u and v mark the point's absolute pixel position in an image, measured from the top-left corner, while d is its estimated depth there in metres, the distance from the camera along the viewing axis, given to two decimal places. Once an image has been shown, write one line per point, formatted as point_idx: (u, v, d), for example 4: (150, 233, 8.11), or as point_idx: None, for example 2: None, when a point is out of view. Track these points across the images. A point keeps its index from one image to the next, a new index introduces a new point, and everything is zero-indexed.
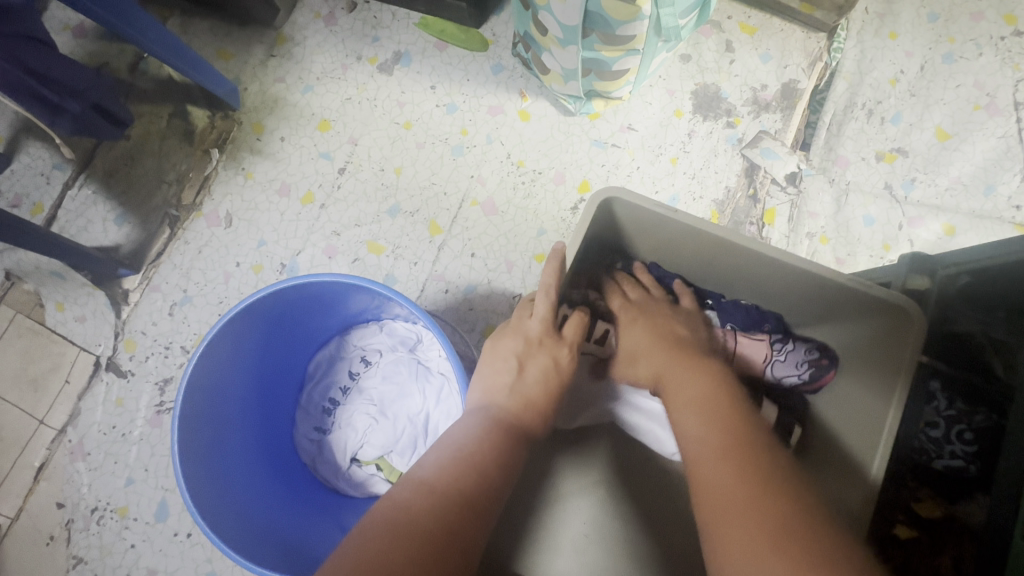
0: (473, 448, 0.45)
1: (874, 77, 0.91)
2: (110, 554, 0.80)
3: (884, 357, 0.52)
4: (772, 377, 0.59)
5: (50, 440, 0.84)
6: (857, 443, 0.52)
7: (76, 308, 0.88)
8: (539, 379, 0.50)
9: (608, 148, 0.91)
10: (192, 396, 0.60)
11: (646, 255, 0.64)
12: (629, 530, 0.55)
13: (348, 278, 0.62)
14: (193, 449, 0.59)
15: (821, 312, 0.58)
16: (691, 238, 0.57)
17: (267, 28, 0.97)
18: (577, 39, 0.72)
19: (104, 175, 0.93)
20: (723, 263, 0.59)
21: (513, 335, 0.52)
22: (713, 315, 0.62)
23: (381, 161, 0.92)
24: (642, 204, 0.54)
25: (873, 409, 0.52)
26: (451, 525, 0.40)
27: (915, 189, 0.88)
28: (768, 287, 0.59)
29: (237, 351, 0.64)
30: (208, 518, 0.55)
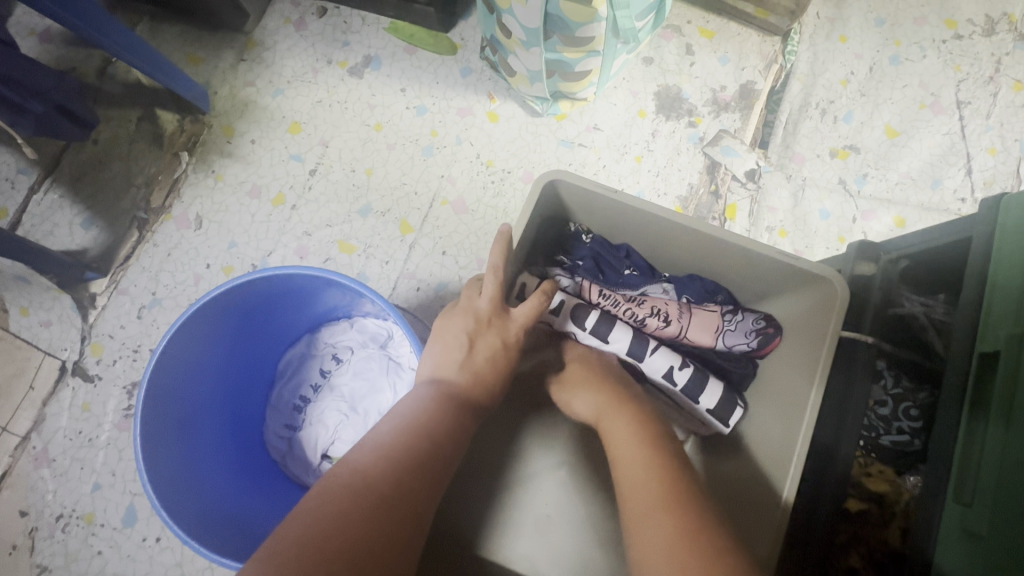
0: (427, 418, 0.47)
1: (826, 78, 0.96)
2: (75, 561, 0.79)
3: (816, 326, 0.53)
4: (723, 347, 0.60)
5: (14, 447, 0.83)
6: (790, 410, 0.53)
7: (41, 312, 0.87)
8: (487, 357, 0.52)
9: (575, 147, 0.94)
10: (156, 387, 0.59)
11: (605, 237, 0.64)
12: (590, 508, 0.59)
13: (315, 271, 0.62)
14: (155, 439, 0.59)
15: (763, 289, 0.59)
16: (635, 219, 0.58)
17: (237, 33, 0.98)
18: (539, 41, 0.75)
19: (70, 179, 0.92)
20: (668, 242, 0.60)
21: (463, 315, 0.53)
22: (668, 290, 0.63)
23: (352, 162, 0.93)
24: (584, 186, 0.56)
25: (805, 374, 0.52)
26: (408, 487, 0.42)
27: (867, 184, 0.92)
28: (714, 266, 0.60)
29: (201, 346, 0.64)
30: (172, 507, 0.55)
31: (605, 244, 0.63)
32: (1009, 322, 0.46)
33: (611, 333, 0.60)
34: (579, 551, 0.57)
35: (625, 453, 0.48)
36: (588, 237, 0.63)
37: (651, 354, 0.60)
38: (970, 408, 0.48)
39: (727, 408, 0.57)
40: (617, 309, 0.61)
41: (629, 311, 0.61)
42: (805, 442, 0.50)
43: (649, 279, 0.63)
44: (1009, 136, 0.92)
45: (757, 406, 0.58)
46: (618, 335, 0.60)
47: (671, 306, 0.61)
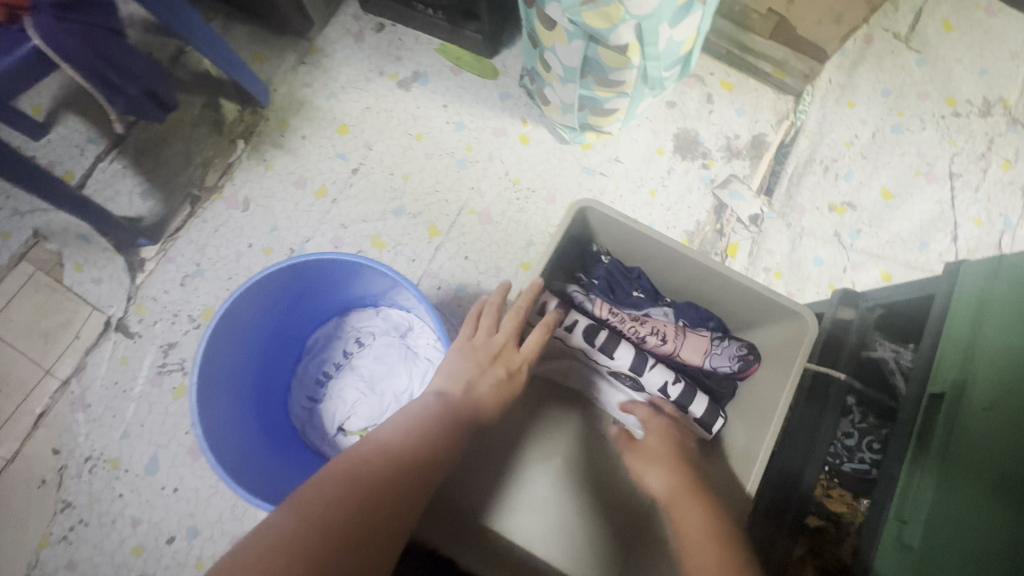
0: (423, 421, 0.53)
1: (832, 139, 1.04)
2: (98, 501, 0.86)
3: (788, 355, 0.58)
4: (709, 367, 0.66)
5: (53, 390, 0.90)
6: (762, 419, 0.58)
7: (94, 270, 0.95)
8: (491, 390, 0.58)
9: (596, 175, 1.02)
10: (214, 343, 0.67)
11: (620, 260, 0.71)
12: (580, 493, 0.67)
13: (356, 258, 0.71)
14: (208, 388, 0.66)
15: (749, 318, 0.65)
16: (648, 248, 0.66)
17: (300, 38, 1.08)
18: (575, 78, 0.84)
19: (134, 152, 1.00)
20: (674, 272, 0.67)
21: (481, 344, 0.60)
22: (668, 312, 0.69)
23: (391, 166, 1.02)
24: (610, 215, 0.64)
25: (774, 393, 0.58)
26: (396, 485, 0.47)
27: (860, 239, 1.00)
28: (710, 296, 0.67)
29: (253, 313, 0.72)
30: (213, 446, 0.62)
31: (619, 266, 0.70)
32: (952, 370, 0.55)
33: (616, 351, 0.65)
34: (565, 530, 0.65)
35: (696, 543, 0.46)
36: (607, 257, 0.70)
37: (649, 369, 0.65)
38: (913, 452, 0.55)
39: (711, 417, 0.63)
40: (623, 326, 0.67)
41: (633, 328, 0.67)
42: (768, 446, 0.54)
43: (653, 302, 0.70)
44: (995, 210, 1.00)
45: (736, 417, 0.64)
46: (622, 353, 0.65)
47: (669, 327, 0.67)
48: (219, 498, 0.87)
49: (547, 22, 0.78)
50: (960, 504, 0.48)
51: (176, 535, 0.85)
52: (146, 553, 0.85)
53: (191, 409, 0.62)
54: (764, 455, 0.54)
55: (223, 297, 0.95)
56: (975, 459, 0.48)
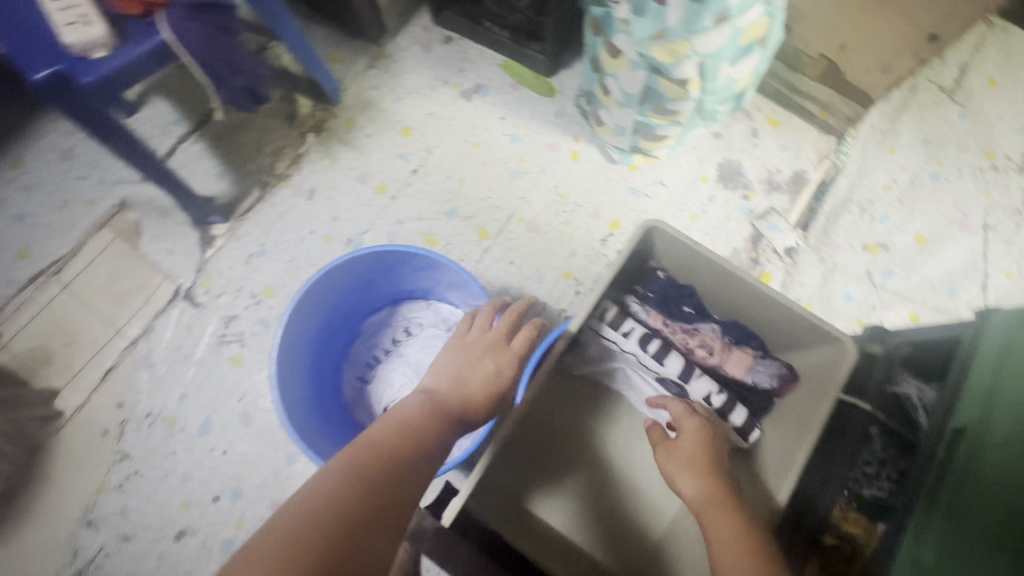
0: (409, 419, 0.60)
1: (870, 181, 1.09)
2: (153, 455, 0.93)
3: (822, 379, 0.63)
4: (751, 382, 0.70)
5: (121, 348, 0.97)
6: (797, 436, 0.62)
7: (168, 242, 1.02)
8: (481, 381, 0.67)
9: (640, 196, 1.07)
10: (294, 317, 0.74)
11: (674, 276, 0.75)
12: (614, 474, 0.76)
13: (428, 253, 0.77)
14: (285, 357, 0.73)
15: (792, 340, 0.69)
16: (704, 267, 0.69)
17: (372, 43, 1.15)
18: (634, 104, 0.90)
19: (212, 136, 1.08)
20: (725, 292, 0.71)
21: (476, 340, 0.71)
22: (715, 329, 0.74)
23: (448, 170, 1.08)
24: (674, 234, 0.67)
25: (808, 415, 0.62)
26: (385, 476, 0.53)
27: (891, 279, 1.03)
28: (759, 316, 0.70)
29: (327, 295, 0.79)
30: (282, 397, 0.70)
31: (673, 283, 0.75)
32: (975, 407, 0.59)
33: (667, 358, 0.71)
34: (603, 506, 0.75)
35: (727, 549, 0.53)
36: (662, 273, 0.75)
37: (695, 377, 0.70)
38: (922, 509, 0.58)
39: (748, 426, 0.68)
40: (675, 337, 0.73)
41: (683, 339, 0.73)
42: (799, 469, 0.58)
43: (703, 317, 0.74)
44: None
45: (772, 430, 0.68)
46: (672, 361, 0.71)
47: (716, 342, 0.72)
48: (263, 465, 0.93)
49: (613, 51, 0.84)
50: (963, 559, 0.51)
51: (220, 495, 0.91)
52: (193, 508, 0.91)
53: (271, 373, 0.69)
54: (799, 469, 0.58)
55: (282, 278, 1.02)
56: (982, 525, 0.52)
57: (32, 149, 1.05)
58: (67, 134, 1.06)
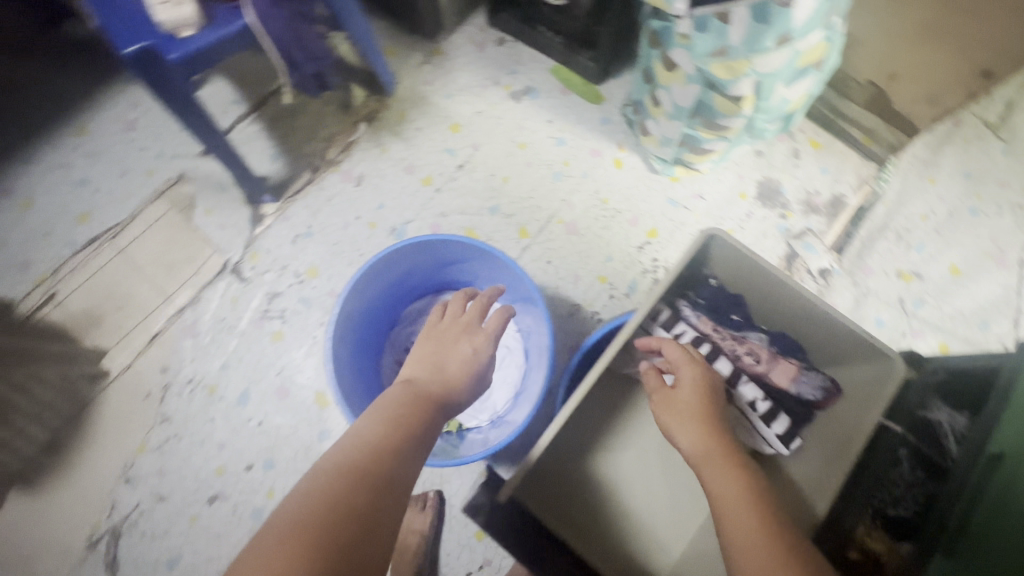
0: (398, 411, 0.62)
1: (908, 210, 1.10)
2: (192, 420, 0.96)
3: (868, 396, 0.66)
4: (795, 394, 0.70)
5: (169, 315, 1.01)
6: (844, 450, 0.66)
7: (220, 216, 1.06)
8: (458, 366, 0.70)
9: (679, 208, 1.09)
10: (349, 297, 0.78)
11: (726, 286, 0.75)
12: (654, 477, 0.75)
13: (482, 244, 0.82)
14: (338, 335, 0.77)
15: (839, 354, 0.70)
16: (760, 277, 0.70)
17: (428, 40, 1.18)
18: (684, 117, 0.92)
19: (269, 118, 1.12)
20: (776, 302, 0.71)
21: (450, 327, 0.74)
22: (763, 339, 0.74)
23: (493, 168, 1.11)
24: (733, 242, 0.68)
25: (853, 429, 0.66)
26: (382, 468, 0.55)
27: (923, 308, 1.04)
28: (810, 329, 0.71)
29: (379, 279, 0.83)
30: (336, 368, 0.74)
31: (725, 292, 0.75)
32: (1011, 430, 0.60)
33: (715, 362, 0.72)
34: (642, 509, 0.74)
35: (736, 503, 0.55)
36: (714, 281, 0.75)
37: (742, 383, 0.71)
38: (947, 535, 0.61)
39: (789, 435, 0.69)
40: (724, 342, 0.73)
41: (731, 346, 0.73)
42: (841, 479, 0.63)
43: (751, 326, 0.75)
44: None
45: (811, 441, 0.71)
46: (720, 366, 0.71)
47: (764, 350, 0.72)
48: (297, 439, 0.96)
49: (669, 64, 0.87)
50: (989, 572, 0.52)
51: (254, 464, 0.94)
52: (227, 475, 0.94)
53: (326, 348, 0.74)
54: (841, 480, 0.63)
55: (326, 260, 1.05)
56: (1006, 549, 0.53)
57: (98, 119, 1.09)
58: (132, 107, 1.11)
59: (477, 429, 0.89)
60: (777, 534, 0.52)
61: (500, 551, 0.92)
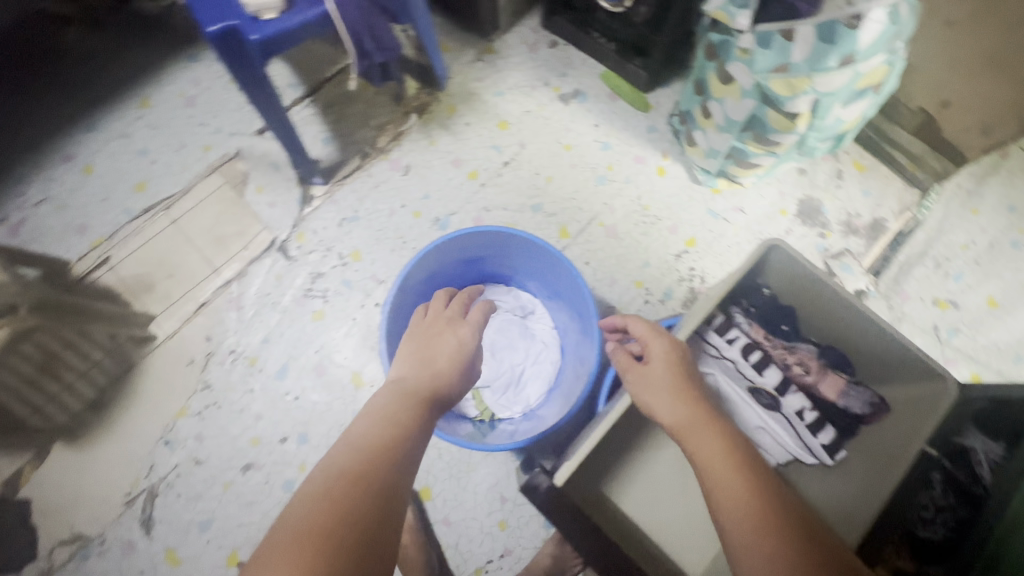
0: (389, 412, 0.64)
1: (949, 239, 1.10)
2: (232, 390, 0.99)
3: (917, 413, 0.66)
4: (842, 406, 0.72)
5: (216, 287, 1.04)
6: (891, 466, 0.66)
7: (272, 195, 1.09)
8: (446, 357, 0.74)
9: (720, 219, 1.10)
10: (404, 283, 0.84)
11: (778, 297, 0.76)
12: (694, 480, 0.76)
13: (535, 238, 0.85)
14: (392, 317, 0.83)
15: (889, 372, 0.71)
16: (813, 290, 0.71)
17: (482, 38, 1.21)
18: (734, 130, 0.93)
19: (323, 104, 1.15)
20: (828, 316, 0.73)
21: (432, 322, 0.79)
22: (813, 351, 0.75)
23: (538, 167, 1.13)
24: (793, 254, 0.70)
25: (899, 446, 0.66)
26: (375, 470, 0.56)
27: (957, 337, 1.04)
28: (860, 345, 0.72)
29: (432, 266, 0.88)
30: (388, 347, 0.80)
31: (776, 303, 0.76)
32: None
33: (766, 370, 0.74)
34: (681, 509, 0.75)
35: (722, 470, 0.58)
36: (767, 291, 0.76)
37: (790, 393, 0.73)
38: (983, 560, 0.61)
39: (835, 446, 0.71)
40: (774, 351, 0.75)
41: (781, 355, 0.75)
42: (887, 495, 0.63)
43: (801, 338, 0.76)
44: None
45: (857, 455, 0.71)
46: (770, 374, 0.74)
47: (814, 362, 0.74)
48: (331, 416, 0.98)
49: (725, 76, 0.88)
50: None
51: (288, 437, 0.97)
52: (262, 445, 0.97)
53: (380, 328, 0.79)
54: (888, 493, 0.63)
55: (370, 245, 1.07)
56: None
57: (160, 92, 1.13)
58: (193, 83, 1.14)
59: (509, 420, 0.90)
60: (761, 499, 0.55)
61: (521, 542, 0.93)
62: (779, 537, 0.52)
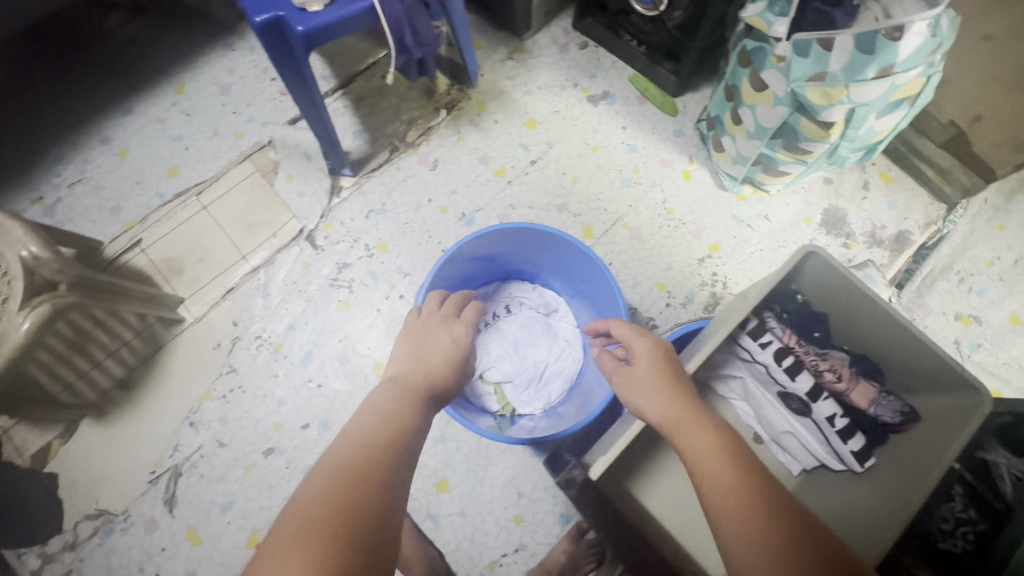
0: (385, 407, 0.64)
1: (973, 254, 1.10)
2: (257, 374, 1.01)
3: (948, 424, 0.65)
4: (872, 414, 0.73)
5: (244, 273, 1.06)
6: (919, 477, 0.65)
7: (301, 185, 1.10)
8: (441, 354, 0.75)
9: (744, 225, 1.11)
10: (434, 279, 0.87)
11: (811, 303, 0.76)
12: None
13: (566, 236, 0.85)
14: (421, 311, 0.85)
15: (921, 383, 0.70)
16: (850, 299, 0.71)
17: (513, 37, 1.22)
18: (765, 137, 0.93)
19: (355, 96, 1.16)
20: (861, 324, 0.72)
21: (425, 320, 0.80)
22: (843, 358, 0.76)
23: (565, 167, 1.14)
24: (832, 263, 0.68)
25: (930, 457, 0.66)
26: (375, 467, 0.55)
27: (979, 353, 1.04)
28: (891, 355, 0.72)
29: (462, 261, 0.90)
30: None
31: (807, 309, 0.77)
32: None
33: (799, 376, 0.75)
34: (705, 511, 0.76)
35: (713, 463, 0.57)
36: (802, 297, 0.76)
37: (822, 400, 0.75)
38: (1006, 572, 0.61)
39: (864, 454, 0.72)
40: (807, 358, 0.76)
41: (813, 362, 0.75)
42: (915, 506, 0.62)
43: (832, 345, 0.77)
44: None
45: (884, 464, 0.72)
46: (802, 380, 0.75)
47: (846, 369, 0.75)
48: (353, 405, 0.99)
49: (758, 83, 0.88)
50: None
51: (310, 423, 0.99)
52: (285, 430, 0.98)
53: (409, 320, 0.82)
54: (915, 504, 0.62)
55: (397, 238, 1.09)
56: None
57: (195, 79, 1.15)
58: (228, 71, 1.16)
59: (528, 416, 0.91)
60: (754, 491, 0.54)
61: (536, 538, 0.94)
62: (775, 532, 0.51)
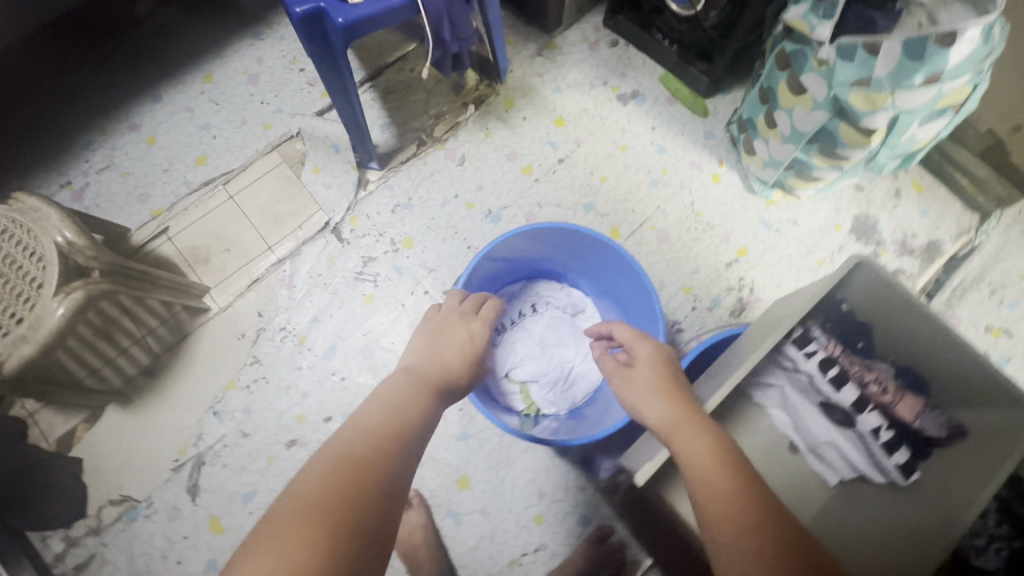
0: (397, 397, 0.66)
1: (1006, 265, 1.08)
2: (281, 365, 1.01)
3: (999, 443, 0.64)
4: (918, 427, 0.73)
5: (269, 264, 1.06)
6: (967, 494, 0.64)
7: (328, 177, 1.10)
8: (456, 348, 0.76)
9: (773, 230, 1.10)
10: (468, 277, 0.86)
11: (856, 313, 0.76)
12: None
13: (601, 236, 0.84)
14: None
15: (969, 398, 0.68)
16: (896, 309, 0.70)
17: (543, 33, 1.21)
18: (800, 142, 0.92)
19: (383, 89, 1.16)
20: (907, 334, 0.71)
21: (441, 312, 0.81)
22: (889, 370, 0.76)
23: (592, 166, 1.13)
24: (878, 276, 0.68)
25: (978, 476, 0.64)
26: (380, 456, 0.57)
27: (1009, 366, 1.03)
28: (936, 367, 0.71)
29: (494, 259, 0.89)
30: None
31: (851, 318, 0.76)
32: None
33: (842, 386, 0.78)
34: None
35: (707, 465, 0.58)
36: (846, 305, 0.76)
37: (866, 412, 0.77)
38: None
39: (908, 467, 0.72)
40: (851, 368, 0.78)
41: (858, 373, 0.77)
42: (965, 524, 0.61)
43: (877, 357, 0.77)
44: None
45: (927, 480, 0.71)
46: (846, 391, 0.78)
47: (892, 382, 0.75)
48: None
49: (797, 87, 0.86)
50: None
51: (333, 417, 0.99)
52: (308, 422, 0.98)
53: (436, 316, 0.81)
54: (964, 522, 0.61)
55: (422, 233, 1.08)
56: None
57: (224, 68, 1.15)
58: (257, 61, 1.15)
59: (551, 416, 0.90)
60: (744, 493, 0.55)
61: (557, 538, 0.94)
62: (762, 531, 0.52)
